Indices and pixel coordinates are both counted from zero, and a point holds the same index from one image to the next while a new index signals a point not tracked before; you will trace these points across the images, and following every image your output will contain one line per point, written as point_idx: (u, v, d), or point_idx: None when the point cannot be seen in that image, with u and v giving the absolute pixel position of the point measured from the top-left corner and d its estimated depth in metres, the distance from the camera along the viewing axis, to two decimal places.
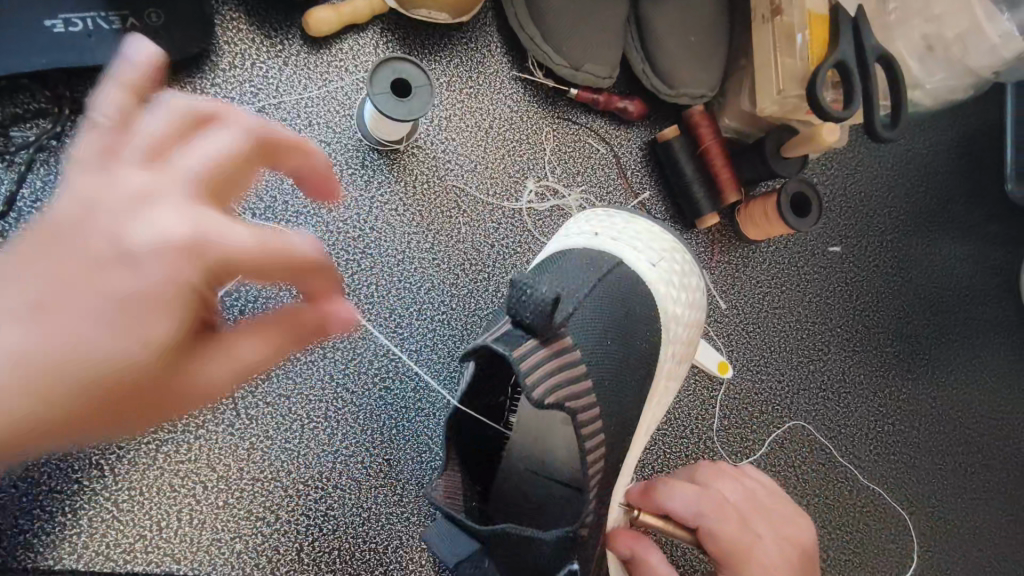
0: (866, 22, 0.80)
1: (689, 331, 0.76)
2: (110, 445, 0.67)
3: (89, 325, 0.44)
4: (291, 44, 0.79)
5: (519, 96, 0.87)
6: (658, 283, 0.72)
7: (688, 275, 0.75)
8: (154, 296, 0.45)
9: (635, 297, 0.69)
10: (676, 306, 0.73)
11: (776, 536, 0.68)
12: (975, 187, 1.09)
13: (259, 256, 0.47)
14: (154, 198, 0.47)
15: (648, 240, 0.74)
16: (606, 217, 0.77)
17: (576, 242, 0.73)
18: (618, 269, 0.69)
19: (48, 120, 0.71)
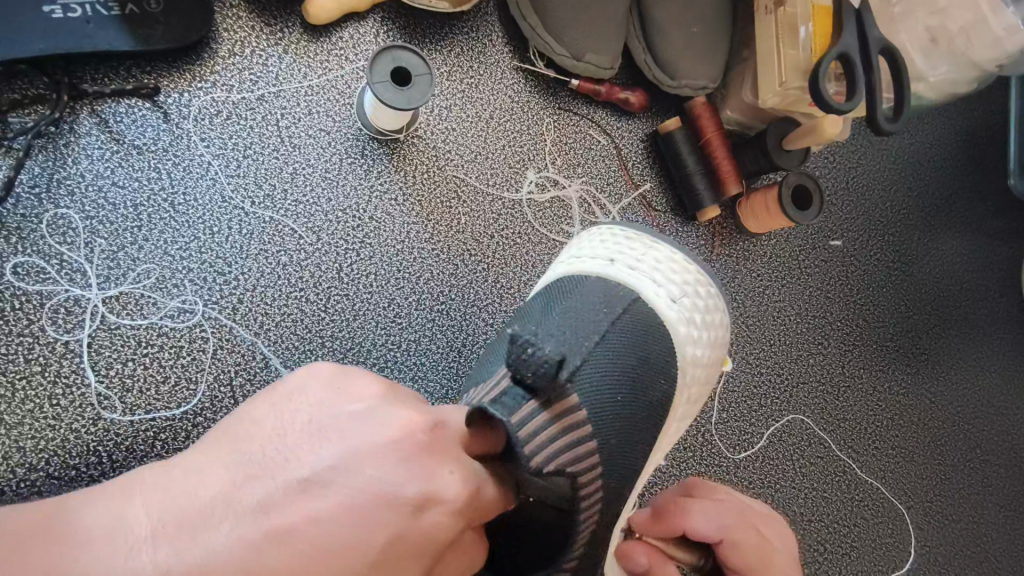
0: (869, 13, 0.80)
1: (707, 372, 0.72)
2: (107, 432, 0.67)
3: (170, 556, 0.42)
4: (291, 32, 0.79)
5: (520, 86, 0.87)
6: (677, 324, 0.69)
7: (711, 310, 0.71)
8: (299, 557, 0.42)
9: (653, 335, 0.67)
10: (695, 348, 0.70)
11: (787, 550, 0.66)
12: (978, 183, 1.08)
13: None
14: (285, 504, 0.43)
15: (673, 270, 0.70)
16: (626, 237, 0.73)
17: (593, 268, 0.70)
18: (639, 304, 0.67)
19: (46, 106, 0.70)
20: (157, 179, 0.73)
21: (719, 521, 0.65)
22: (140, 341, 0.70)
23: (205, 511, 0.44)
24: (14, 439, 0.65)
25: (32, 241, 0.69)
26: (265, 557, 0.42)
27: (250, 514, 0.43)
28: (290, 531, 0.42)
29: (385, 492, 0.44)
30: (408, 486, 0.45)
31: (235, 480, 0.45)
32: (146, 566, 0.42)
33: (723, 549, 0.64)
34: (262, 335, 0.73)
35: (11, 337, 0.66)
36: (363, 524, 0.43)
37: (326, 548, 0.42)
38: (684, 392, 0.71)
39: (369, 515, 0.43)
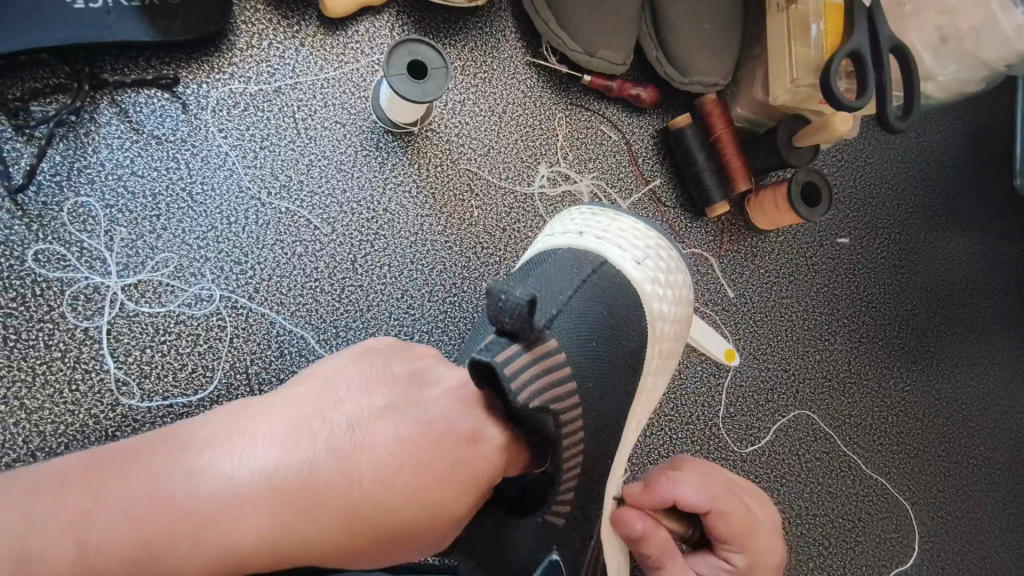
0: (881, 12, 0.80)
1: (675, 328, 0.72)
2: (126, 418, 0.68)
3: (278, 456, 0.49)
4: (308, 25, 0.79)
5: (533, 81, 0.88)
6: (643, 283, 0.69)
7: (673, 269, 0.72)
8: (380, 470, 0.50)
9: (621, 296, 0.67)
10: (661, 304, 0.70)
11: (771, 522, 0.69)
12: (985, 182, 1.09)
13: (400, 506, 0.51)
14: (373, 424, 0.52)
15: (636, 236, 0.72)
16: (590, 214, 0.74)
17: (560, 240, 0.71)
18: (604, 265, 0.68)
19: (67, 95, 0.71)
20: (175, 169, 0.74)
21: (708, 492, 0.66)
22: (158, 328, 0.71)
23: (302, 425, 0.50)
24: (34, 423, 0.66)
25: (52, 229, 0.69)
26: (354, 462, 0.50)
27: (340, 435, 0.51)
28: (374, 448, 0.51)
29: (451, 422, 0.54)
30: (471, 423, 0.54)
31: (325, 406, 0.52)
32: (255, 463, 0.48)
33: (713, 519, 0.65)
34: (278, 324, 0.74)
35: (31, 323, 0.67)
36: (436, 446, 0.52)
37: (403, 466, 0.51)
38: (656, 349, 0.71)
39: (436, 444, 0.52)
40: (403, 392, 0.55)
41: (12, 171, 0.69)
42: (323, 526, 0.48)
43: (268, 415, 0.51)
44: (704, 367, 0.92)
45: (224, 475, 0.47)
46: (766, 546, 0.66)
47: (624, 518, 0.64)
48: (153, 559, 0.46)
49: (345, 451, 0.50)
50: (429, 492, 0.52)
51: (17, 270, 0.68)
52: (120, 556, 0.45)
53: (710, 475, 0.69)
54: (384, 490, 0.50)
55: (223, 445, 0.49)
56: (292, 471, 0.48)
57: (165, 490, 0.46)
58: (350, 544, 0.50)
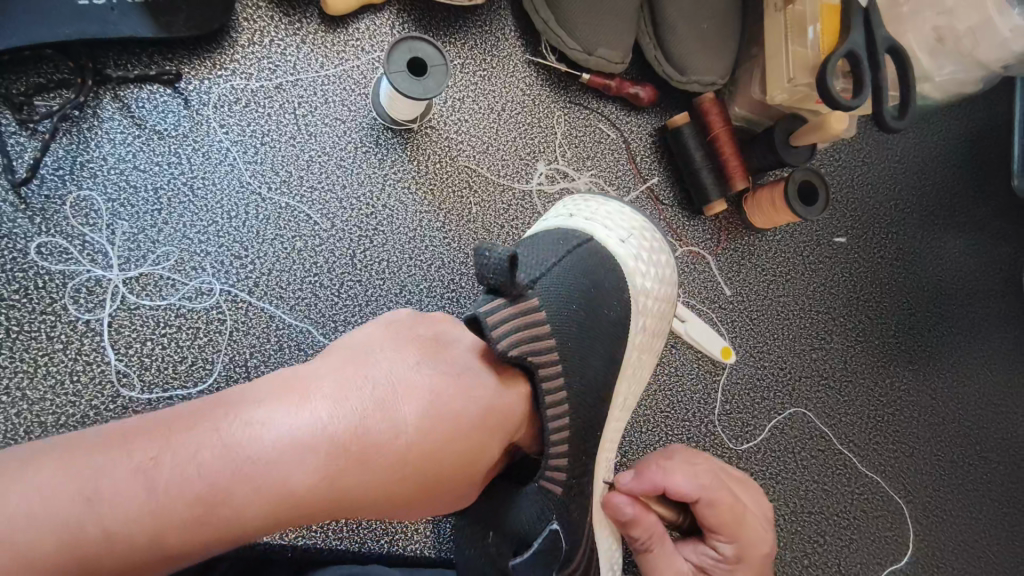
0: (878, 12, 0.81)
1: (659, 305, 0.72)
2: (126, 409, 0.69)
3: (325, 408, 0.49)
4: (309, 22, 0.80)
5: (532, 79, 0.88)
6: (628, 260, 0.70)
7: (658, 250, 0.73)
8: (423, 419, 0.52)
9: (606, 270, 0.67)
10: (644, 280, 0.70)
11: (760, 511, 0.72)
12: (982, 183, 1.09)
13: (443, 450, 0.53)
14: (406, 373, 0.53)
15: (623, 218, 0.73)
16: (579, 201, 0.76)
17: (550, 223, 0.73)
18: (588, 242, 0.68)
19: (70, 90, 0.72)
20: (176, 164, 0.74)
21: (697, 481, 0.68)
22: (159, 320, 0.71)
23: (342, 376, 0.51)
24: (36, 413, 0.67)
25: (55, 222, 0.70)
26: (397, 407, 0.51)
27: (381, 388, 0.52)
28: (411, 395, 0.52)
29: (472, 373, 0.57)
30: (487, 374, 0.58)
31: (361, 364, 0.53)
32: (304, 416, 0.48)
33: (702, 507, 0.68)
34: (277, 319, 0.74)
35: (33, 316, 0.68)
36: (465, 394, 0.55)
37: (441, 417, 0.53)
38: (642, 326, 0.70)
39: (467, 396, 0.55)
40: (424, 346, 0.57)
41: (16, 165, 0.70)
42: (376, 471, 0.50)
43: (307, 374, 0.51)
44: (700, 364, 0.92)
45: (280, 430, 0.47)
46: (753, 535, 0.69)
47: (616, 504, 0.68)
48: (213, 518, 0.45)
49: (389, 402, 0.51)
50: (462, 439, 0.55)
51: (19, 262, 0.69)
52: (181, 518, 0.44)
53: (701, 464, 0.72)
54: (427, 434, 0.52)
55: (269, 405, 0.48)
56: (344, 423, 0.49)
57: (220, 448, 0.45)
58: (398, 489, 0.52)
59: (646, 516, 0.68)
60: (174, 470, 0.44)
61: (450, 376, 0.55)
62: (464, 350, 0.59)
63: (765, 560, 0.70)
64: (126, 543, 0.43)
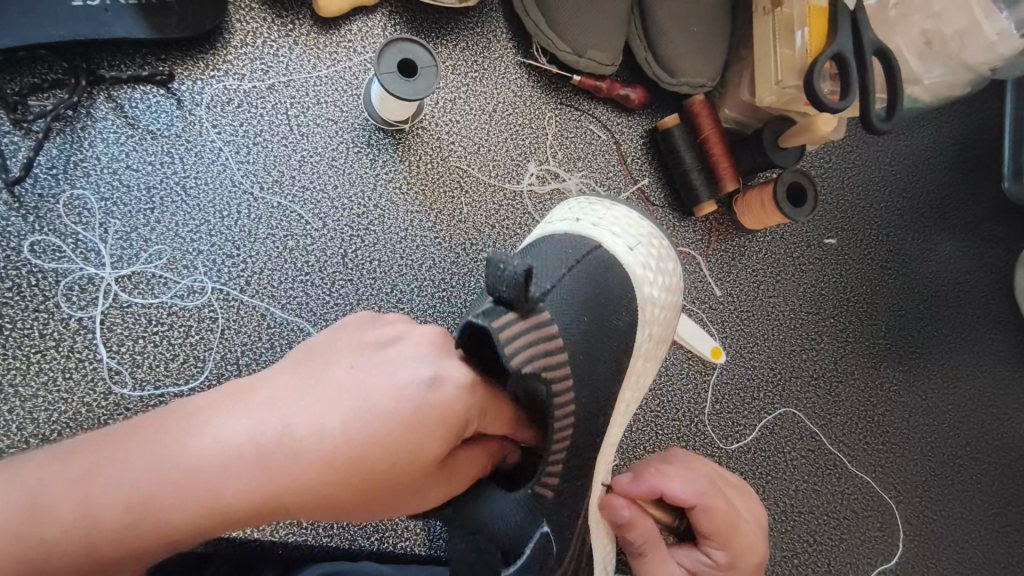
0: (864, 15, 0.82)
1: (665, 313, 0.73)
2: (118, 407, 0.70)
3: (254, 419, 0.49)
4: (301, 24, 0.81)
5: (523, 80, 0.89)
6: (635, 267, 0.70)
7: (665, 257, 0.73)
8: (356, 423, 0.50)
9: (613, 280, 0.68)
10: (651, 289, 0.71)
11: (753, 519, 0.72)
12: (972, 185, 1.10)
13: (381, 455, 0.51)
14: (345, 379, 0.52)
15: (629, 224, 0.73)
16: (586, 204, 0.76)
17: (556, 227, 0.73)
18: (596, 250, 0.69)
19: (64, 90, 0.73)
20: (170, 163, 0.75)
21: (694, 488, 0.69)
22: (151, 318, 0.72)
23: (278, 386, 0.51)
24: (28, 410, 0.67)
25: (48, 220, 0.71)
26: (329, 414, 0.50)
27: (326, 392, 0.51)
28: (345, 401, 0.51)
29: (418, 371, 0.54)
30: (438, 370, 0.54)
31: (302, 370, 0.53)
32: (233, 428, 0.48)
33: (696, 513, 0.69)
34: (268, 317, 0.75)
35: (27, 313, 0.69)
36: (405, 395, 0.52)
37: (377, 419, 0.51)
38: (648, 334, 0.72)
39: (408, 397, 0.52)
40: (372, 349, 0.55)
41: (10, 164, 0.71)
42: (317, 478, 0.49)
43: (248, 383, 0.52)
44: (691, 364, 0.93)
45: (216, 437, 0.48)
46: (746, 543, 0.69)
47: (613, 505, 0.68)
48: (147, 526, 0.46)
49: (332, 407, 0.50)
50: (416, 439, 0.52)
51: (12, 260, 0.69)
52: (121, 521, 0.46)
53: (698, 470, 0.73)
54: (362, 439, 0.50)
55: (203, 418, 0.49)
56: (271, 432, 0.48)
57: (159, 454, 0.47)
58: (338, 495, 0.50)
59: (642, 520, 0.68)
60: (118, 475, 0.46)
61: (393, 377, 0.53)
62: (418, 348, 0.56)
63: (758, 568, 0.70)
64: (69, 548, 0.45)
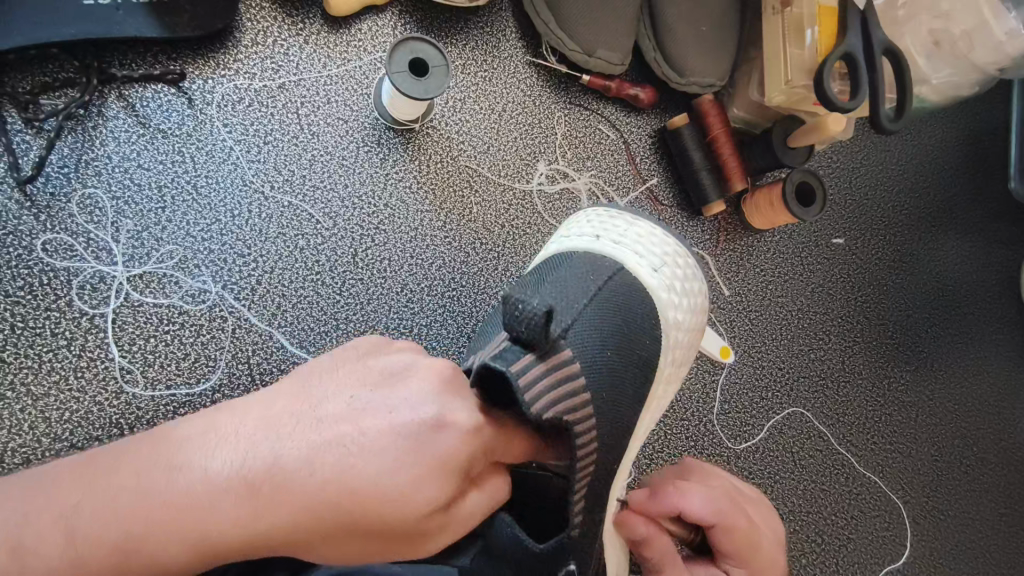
0: (873, 14, 0.82)
1: (689, 336, 0.73)
2: (129, 406, 0.69)
3: (245, 450, 0.50)
4: (312, 23, 0.81)
5: (533, 80, 0.89)
6: (659, 291, 0.70)
7: (690, 279, 0.72)
8: (345, 462, 0.49)
9: (637, 302, 0.68)
10: (677, 312, 0.71)
11: (773, 535, 0.71)
12: (978, 186, 1.10)
13: (368, 499, 0.49)
14: (340, 414, 0.52)
15: (654, 243, 0.72)
16: (608, 215, 0.75)
17: (578, 244, 0.72)
18: (620, 273, 0.69)
19: (76, 89, 0.73)
20: (180, 162, 0.75)
21: (714, 507, 0.67)
22: (162, 317, 0.72)
23: (275, 417, 0.52)
24: (40, 409, 0.67)
25: (60, 219, 0.71)
26: (318, 450, 0.50)
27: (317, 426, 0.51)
28: (337, 438, 0.50)
29: (416, 410, 0.53)
30: (436, 410, 0.53)
31: (302, 399, 0.53)
32: (225, 457, 0.49)
33: (717, 532, 0.67)
34: (279, 316, 0.75)
35: (39, 312, 0.69)
36: (399, 434, 0.51)
37: (367, 459, 0.50)
38: (670, 359, 0.72)
39: (402, 437, 0.51)
40: (374, 384, 0.55)
41: (22, 162, 0.71)
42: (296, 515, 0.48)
43: (249, 407, 0.53)
44: (699, 364, 0.93)
45: (205, 467, 0.49)
46: (767, 564, 0.68)
47: (631, 522, 0.69)
48: (137, 548, 0.48)
49: (319, 442, 0.50)
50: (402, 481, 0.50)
51: (24, 258, 0.69)
52: (111, 542, 0.48)
53: (718, 486, 0.71)
54: (348, 480, 0.49)
55: (199, 445, 0.50)
56: (259, 463, 0.49)
57: (151, 478, 0.49)
58: (323, 533, 0.50)
59: (660, 539, 0.68)
60: (114, 496, 0.48)
61: (388, 415, 0.52)
62: (422, 386, 0.55)
63: None
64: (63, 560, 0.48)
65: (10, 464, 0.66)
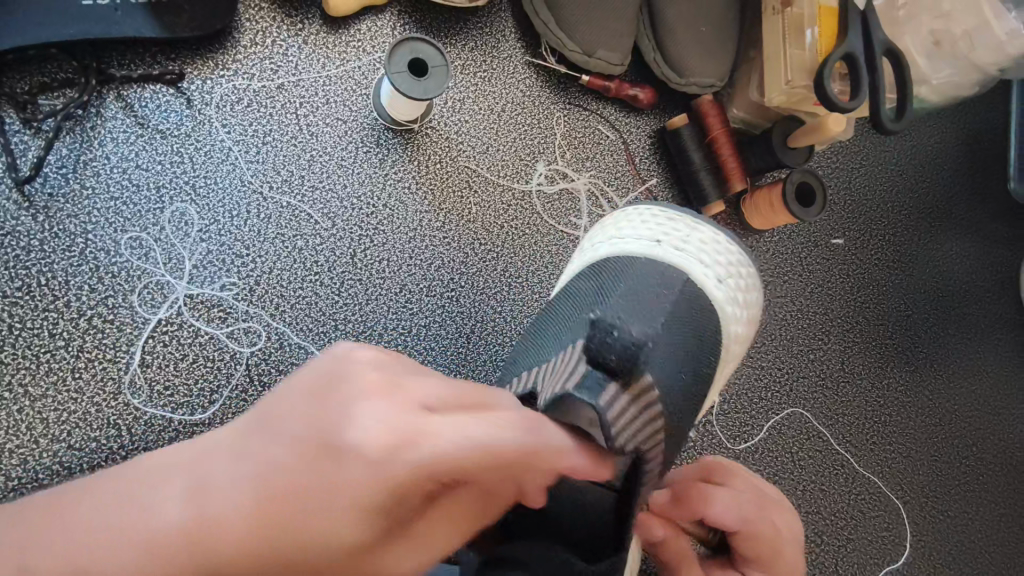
0: (874, 15, 0.82)
1: (742, 345, 0.75)
2: (127, 407, 0.69)
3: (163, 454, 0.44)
4: (311, 23, 0.81)
5: (532, 80, 0.89)
6: (724, 302, 0.71)
7: (748, 287, 0.73)
8: (248, 429, 0.41)
9: (701, 311, 0.69)
10: (736, 324, 0.72)
11: (795, 536, 0.71)
12: (979, 186, 1.10)
13: (282, 481, 0.38)
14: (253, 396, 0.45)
15: (717, 251, 0.72)
16: (669, 215, 0.74)
17: (636, 248, 0.71)
18: (687, 283, 0.68)
19: (74, 89, 0.73)
20: (179, 163, 0.75)
21: (737, 514, 0.68)
22: (160, 318, 0.72)
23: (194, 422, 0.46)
24: (37, 410, 0.67)
25: (58, 219, 0.71)
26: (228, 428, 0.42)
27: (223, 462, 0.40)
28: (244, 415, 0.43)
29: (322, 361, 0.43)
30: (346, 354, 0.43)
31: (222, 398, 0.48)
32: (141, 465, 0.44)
33: (738, 536, 0.68)
34: (278, 317, 0.75)
35: (36, 312, 0.69)
36: (296, 392, 0.41)
37: (269, 425, 0.40)
38: (723, 368, 0.73)
39: (299, 395, 0.41)
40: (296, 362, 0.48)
41: (19, 163, 0.71)
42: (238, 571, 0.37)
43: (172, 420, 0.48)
44: None
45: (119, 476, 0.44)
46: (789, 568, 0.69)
47: (650, 525, 0.70)
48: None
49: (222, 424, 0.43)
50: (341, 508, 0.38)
51: (22, 259, 0.69)
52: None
53: (742, 489, 0.71)
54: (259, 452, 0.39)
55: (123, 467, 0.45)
56: (169, 461, 0.43)
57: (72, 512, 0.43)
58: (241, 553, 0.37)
59: (678, 540, 0.70)
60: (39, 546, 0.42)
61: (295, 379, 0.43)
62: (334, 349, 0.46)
63: None
64: None
65: (7, 465, 0.66)
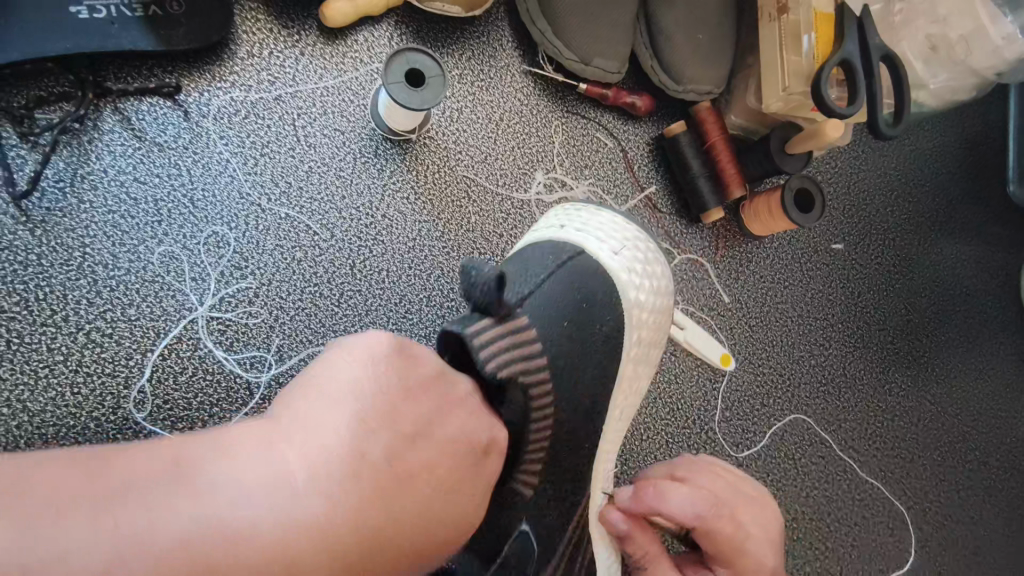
0: (869, 21, 0.81)
1: (657, 316, 0.74)
2: (126, 421, 0.69)
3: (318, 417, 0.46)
4: (308, 35, 0.81)
5: (529, 88, 0.89)
6: (620, 271, 0.71)
7: (653, 260, 0.74)
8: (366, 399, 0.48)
9: (598, 281, 0.70)
10: (639, 292, 0.72)
11: (763, 530, 0.70)
12: (978, 189, 1.10)
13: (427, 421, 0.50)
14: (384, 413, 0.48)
15: (616, 229, 0.75)
16: (576, 209, 0.77)
17: (542, 233, 0.75)
18: (579, 256, 0.70)
19: (71, 103, 0.72)
20: (177, 175, 0.75)
21: (695, 510, 0.67)
22: (158, 331, 0.72)
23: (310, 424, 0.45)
24: (36, 425, 0.67)
25: (56, 233, 0.70)
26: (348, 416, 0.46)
27: (276, 476, 0.42)
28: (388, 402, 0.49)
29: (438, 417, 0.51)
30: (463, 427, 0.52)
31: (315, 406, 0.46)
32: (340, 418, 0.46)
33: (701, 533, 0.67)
34: (277, 329, 0.75)
35: (35, 327, 0.68)
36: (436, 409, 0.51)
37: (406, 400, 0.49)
38: (651, 339, 0.74)
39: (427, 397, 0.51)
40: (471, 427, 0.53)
41: (17, 178, 0.71)
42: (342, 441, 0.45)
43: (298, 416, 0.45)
44: (700, 372, 0.92)
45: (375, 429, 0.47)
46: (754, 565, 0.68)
47: (609, 519, 0.70)
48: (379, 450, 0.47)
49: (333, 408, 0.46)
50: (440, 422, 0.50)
51: (18, 274, 0.69)
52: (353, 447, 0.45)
53: (705, 485, 0.71)
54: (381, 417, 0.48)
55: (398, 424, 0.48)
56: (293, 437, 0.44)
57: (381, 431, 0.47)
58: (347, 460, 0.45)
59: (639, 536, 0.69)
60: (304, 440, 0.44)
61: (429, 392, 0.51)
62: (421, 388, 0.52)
63: None
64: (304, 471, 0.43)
65: None
